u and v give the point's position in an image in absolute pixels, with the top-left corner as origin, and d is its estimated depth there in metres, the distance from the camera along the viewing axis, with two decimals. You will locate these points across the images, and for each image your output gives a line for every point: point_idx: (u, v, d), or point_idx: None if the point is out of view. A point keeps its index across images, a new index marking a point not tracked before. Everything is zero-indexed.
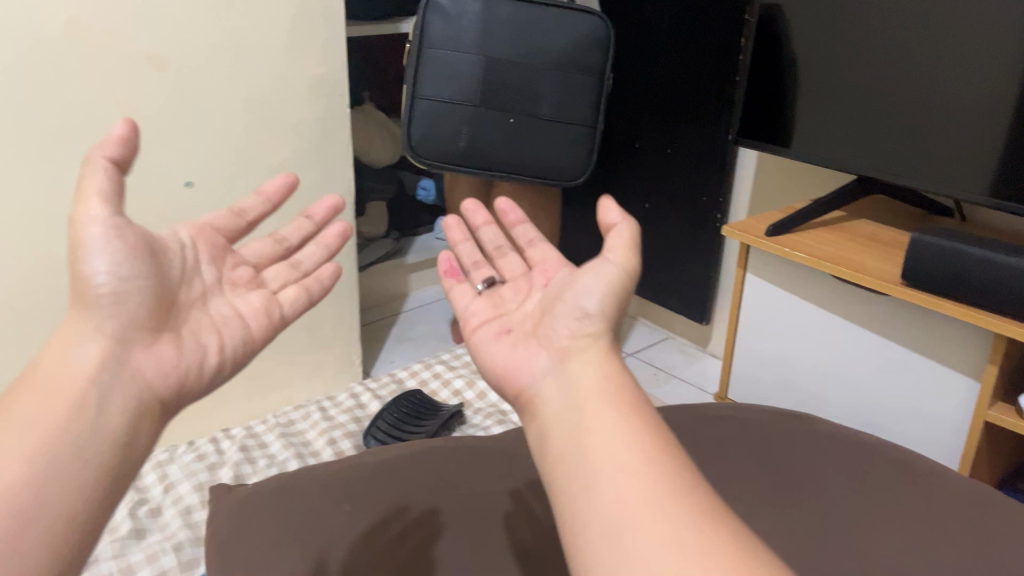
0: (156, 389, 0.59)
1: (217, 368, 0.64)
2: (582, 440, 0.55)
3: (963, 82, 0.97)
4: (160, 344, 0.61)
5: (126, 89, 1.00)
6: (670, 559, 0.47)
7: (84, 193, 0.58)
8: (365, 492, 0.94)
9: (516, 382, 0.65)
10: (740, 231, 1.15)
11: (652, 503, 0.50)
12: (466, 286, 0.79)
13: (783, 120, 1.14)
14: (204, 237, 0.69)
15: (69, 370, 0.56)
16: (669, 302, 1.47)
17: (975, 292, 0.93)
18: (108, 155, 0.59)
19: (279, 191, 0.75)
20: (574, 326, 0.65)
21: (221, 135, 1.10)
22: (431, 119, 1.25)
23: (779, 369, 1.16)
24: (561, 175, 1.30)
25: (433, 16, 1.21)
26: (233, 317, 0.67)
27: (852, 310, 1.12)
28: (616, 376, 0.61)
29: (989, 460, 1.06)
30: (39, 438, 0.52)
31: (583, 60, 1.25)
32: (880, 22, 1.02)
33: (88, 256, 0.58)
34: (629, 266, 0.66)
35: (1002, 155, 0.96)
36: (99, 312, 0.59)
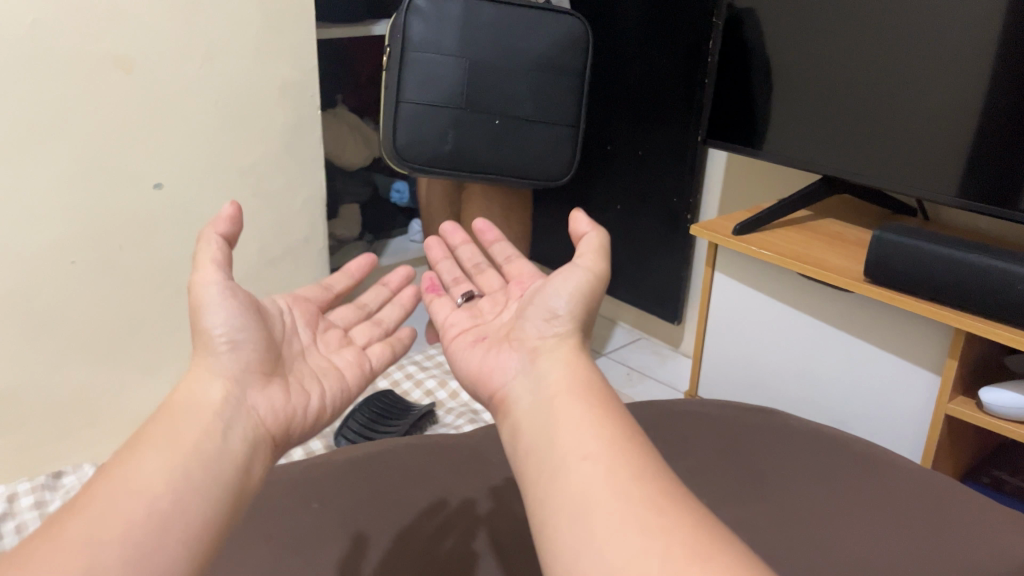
0: (271, 427, 0.55)
1: (318, 417, 0.60)
2: (548, 434, 0.49)
3: (939, 83, 0.90)
4: (272, 386, 0.57)
5: (95, 88, 0.94)
6: (611, 483, 0.44)
7: (200, 263, 0.58)
8: (345, 491, 0.77)
9: (487, 388, 0.58)
10: (708, 230, 1.05)
11: (615, 490, 0.44)
12: (444, 299, 0.70)
13: (749, 117, 1.10)
14: (299, 305, 0.66)
15: (198, 403, 0.53)
16: (643, 302, 1.48)
17: (988, 302, 0.81)
18: (220, 232, 0.59)
19: (363, 266, 0.73)
20: (541, 327, 0.57)
21: (189, 137, 1.04)
22: (418, 125, 1.14)
23: (747, 368, 1.11)
24: (546, 174, 1.21)
25: (413, 17, 1.09)
26: (330, 368, 0.63)
27: (827, 309, 0.99)
28: (585, 371, 0.54)
29: (988, 462, 0.98)
30: (165, 479, 0.47)
31: (560, 59, 1.16)
32: (839, 17, 0.97)
33: (205, 312, 0.56)
34: (599, 270, 0.58)
35: (973, 157, 0.88)
36: (221, 359, 0.56)
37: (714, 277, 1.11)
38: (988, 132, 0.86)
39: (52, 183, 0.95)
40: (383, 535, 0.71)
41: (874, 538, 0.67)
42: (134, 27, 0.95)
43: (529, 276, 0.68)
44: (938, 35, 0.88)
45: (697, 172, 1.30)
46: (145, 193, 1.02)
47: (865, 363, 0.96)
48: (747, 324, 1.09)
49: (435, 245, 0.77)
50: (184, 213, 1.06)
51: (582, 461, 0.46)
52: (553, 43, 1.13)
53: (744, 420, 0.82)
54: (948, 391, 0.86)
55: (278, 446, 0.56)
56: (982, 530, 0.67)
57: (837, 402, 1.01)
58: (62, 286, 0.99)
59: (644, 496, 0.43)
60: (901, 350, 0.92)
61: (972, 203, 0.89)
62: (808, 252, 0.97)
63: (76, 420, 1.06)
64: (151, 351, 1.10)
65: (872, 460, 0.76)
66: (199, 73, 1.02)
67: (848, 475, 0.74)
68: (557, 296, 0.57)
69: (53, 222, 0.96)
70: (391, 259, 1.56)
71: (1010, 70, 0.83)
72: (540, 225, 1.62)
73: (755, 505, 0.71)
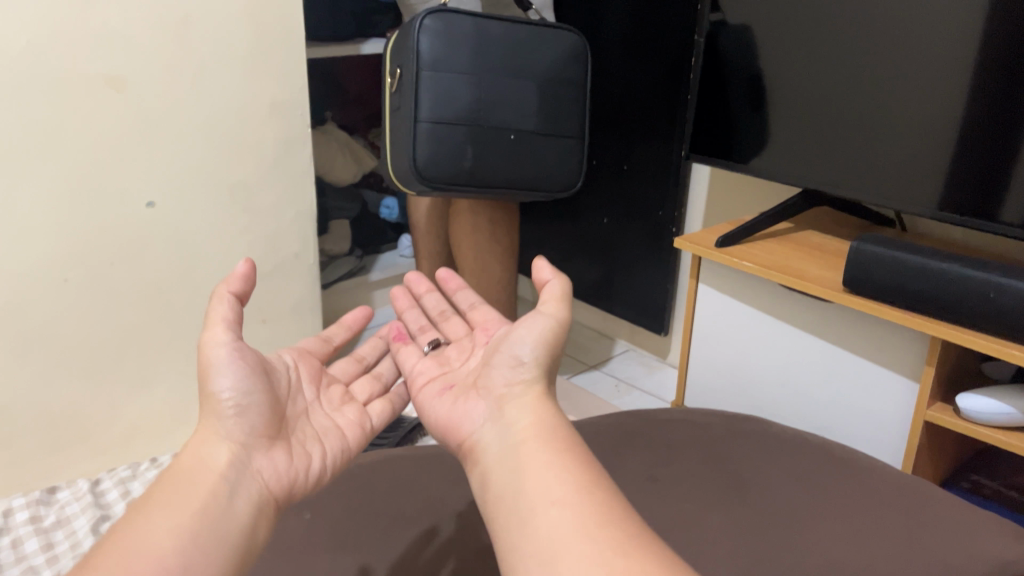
0: (274, 490, 0.57)
1: (322, 477, 0.61)
2: (518, 479, 0.51)
3: (921, 101, 0.92)
4: (276, 450, 0.58)
5: (86, 109, 0.96)
6: (581, 528, 0.46)
7: (210, 323, 0.60)
8: (333, 506, 0.77)
9: (457, 435, 0.59)
10: (691, 242, 1.08)
11: (582, 533, 0.46)
12: (412, 349, 0.72)
13: (731, 134, 1.12)
14: (305, 361, 0.68)
15: (204, 468, 0.54)
16: (630, 312, 1.50)
17: (979, 317, 0.83)
18: (232, 291, 0.61)
19: (359, 319, 0.76)
20: (507, 374, 0.58)
21: (179, 156, 1.05)
22: (439, 144, 1.11)
23: (731, 376, 1.13)
24: (558, 185, 1.22)
25: (425, 36, 1.08)
26: (332, 427, 0.64)
27: (806, 317, 1.02)
28: (553, 418, 0.56)
29: (966, 468, 1.00)
30: (172, 540, 0.49)
31: (565, 73, 1.18)
32: (820, 33, 1.00)
33: (215, 375, 0.58)
34: (562, 316, 0.59)
35: (954, 173, 0.90)
36: (228, 423, 0.57)
37: (698, 288, 1.13)
38: (970, 147, 0.88)
39: (46, 205, 0.96)
40: (372, 542, 0.73)
41: (852, 538, 0.68)
42: (126, 50, 0.97)
43: (494, 322, 0.70)
44: (917, 51, 0.91)
45: (681, 185, 1.33)
46: (135, 211, 1.04)
47: (846, 371, 0.99)
48: (731, 334, 1.11)
49: (401, 295, 0.80)
50: (179, 230, 1.08)
51: (550, 507, 0.48)
52: (557, 56, 1.16)
53: (724, 428, 0.84)
54: (927, 397, 0.88)
55: (283, 507, 0.57)
56: (956, 532, 0.69)
57: (820, 410, 1.03)
58: (57, 304, 1.01)
59: (611, 542, 0.45)
60: (880, 356, 0.95)
61: (960, 216, 0.91)
62: (790, 264, 1.00)
63: (72, 436, 1.07)
64: (145, 367, 1.11)
65: (851, 465, 0.78)
66: (191, 94, 1.04)
67: (827, 480, 0.76)
68: (521, 343, 0.58)
69: (49, 240, 0.98)
70: (382, 273, 1.58)
71: (990, 86, 0.86)
72: (529, 238, 1.65)
73: (737, 508, 0.73)
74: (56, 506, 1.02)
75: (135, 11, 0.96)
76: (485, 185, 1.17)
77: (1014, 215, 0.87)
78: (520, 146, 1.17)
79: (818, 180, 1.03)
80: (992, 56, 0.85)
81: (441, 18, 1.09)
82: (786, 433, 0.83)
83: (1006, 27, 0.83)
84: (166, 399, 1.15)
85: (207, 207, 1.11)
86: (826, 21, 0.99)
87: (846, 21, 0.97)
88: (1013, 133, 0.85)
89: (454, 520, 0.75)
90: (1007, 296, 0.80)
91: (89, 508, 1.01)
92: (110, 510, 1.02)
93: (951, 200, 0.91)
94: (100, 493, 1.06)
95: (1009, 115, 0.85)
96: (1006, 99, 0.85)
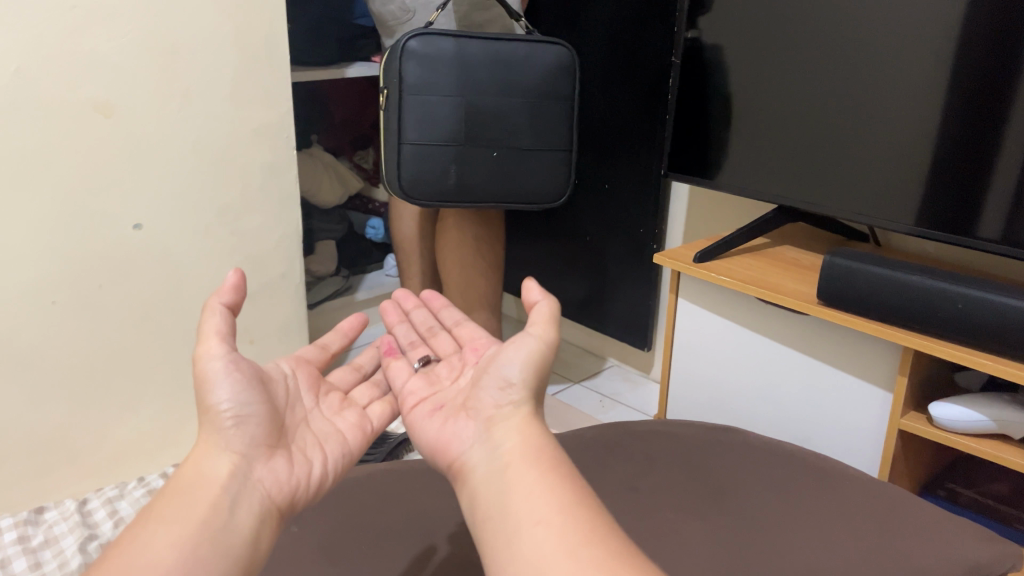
0: (276, 499, 0.58)
1: (324, 482, 0.62)
2: (506, 497, 0.52)
3: (894, 121, 0.95)
4: (276, 459, 0.59)
5: (74, 135, 0.97)
6: (568, 544, 0.48)
7: (204, 336, 0.60)
8: (320, 520, 0.78)
9: (446, 457, 0.60)
10: (670, 259, 1.10)
11: (568, 550, 0.47)
12: (402, 362, 0.73)
13: (711, 153, 1.15)
14: (303, 369, 0.70)
15: (205, 480, 0.56)
16: (613, 329, 1.51)
17: (961, 330, 0.84)
18: (223, 302, 0.62)
19: (356, 326, 0.77)
20: (496, 396, 0.59)
21: (167, 180, 1.07)
22: (421, 163, 1.15)
23: (711, 390, 1.14)
24: (546, 197, 1.23)
25: (407, 60, 1.11)
26: (333, 432, 0.66)
27: (783, 330, 1.04)
28: (542, 439, 0.57)
29: (943, 476, 1.02)
30: (166, 557, 0.50)
31: (553, 87, 1.18)
32: (795, 54, 1.03)
33: (211, 387, 0.59)
34: (550, 339, 0.60)
35: (929, 190, 0.93)
36: (228, 434, 0.58)
37: (678, 304, 1.15)
38: (943, 165, 0.91)
39: (33, 229, 0.97)
40: (358, 556, 0.74)
41: (826, 545, 0.70)
42: (114, 76, 0.98)
43: (482, 339, 0.71)
44: (890, 72, 0.94)
45: (661, 203, 1.35)
46: (123, 235, 1.05)
47: (824, 382, 1.01)
48: (711, 348, 1.13)
49: (389, 312, 0.81)
50: (167, 253, 1.10)
51: (536, 525, 0.49)
52: (543, 71, 1.15)
53: (704, 440, 0.86)
54: (901, 407, 0.90)
55: (286, 516, 0.59)
56: (928, 538, 0.71)
57: (799, 421, 1.05)
58: (44, 327, 1.02)
59: (594, 559, 0.47)
60: (855, 367, 0.97)
61: (936, 232, 0.93)
62: (769, 278, 1.02)
63: (60, 458, 1.08)
64: (132, 388, 1.12)
65: (828, 474, 0.80)
66: (178, 118, 1.06)
67: (805, 488, 0.78)
68: (509, 365, 0.60)
69: (35, 263, 0.99)
70: (368, 293, 1.59)
71: (960, 107, 0.89)
72: (514, 257, 1.66)
73: (716, 517, 0.74)
74: (44, 526, 1.03)
75: (123, 39, 0.98)
76: (471, 200, 1.20)
77: (991, 229, 0.90)
78: (505, 163, 1.19)
79: (796, 194, 1.06)
80: (962, 77, 0.88)
81: (423, 42, 1.11)
82: (763, 443, 0.85)
83: (974, 50, 0.87)
84: (154, 419, 1.16)
85: (195, 229, 1.12)
86: (801, 43, 1.02)
87: (819, 44, 1.00)
88: (988, 150, 0.88)
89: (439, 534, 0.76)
90: (984, 310, 0.82)
91: (78, 528, 1.02)
92: (98, 530, 1.03)
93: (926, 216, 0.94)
94: (88, 513, 1.06)
95: (983, 133, 0.87)
96: (979, 118, 0.87)
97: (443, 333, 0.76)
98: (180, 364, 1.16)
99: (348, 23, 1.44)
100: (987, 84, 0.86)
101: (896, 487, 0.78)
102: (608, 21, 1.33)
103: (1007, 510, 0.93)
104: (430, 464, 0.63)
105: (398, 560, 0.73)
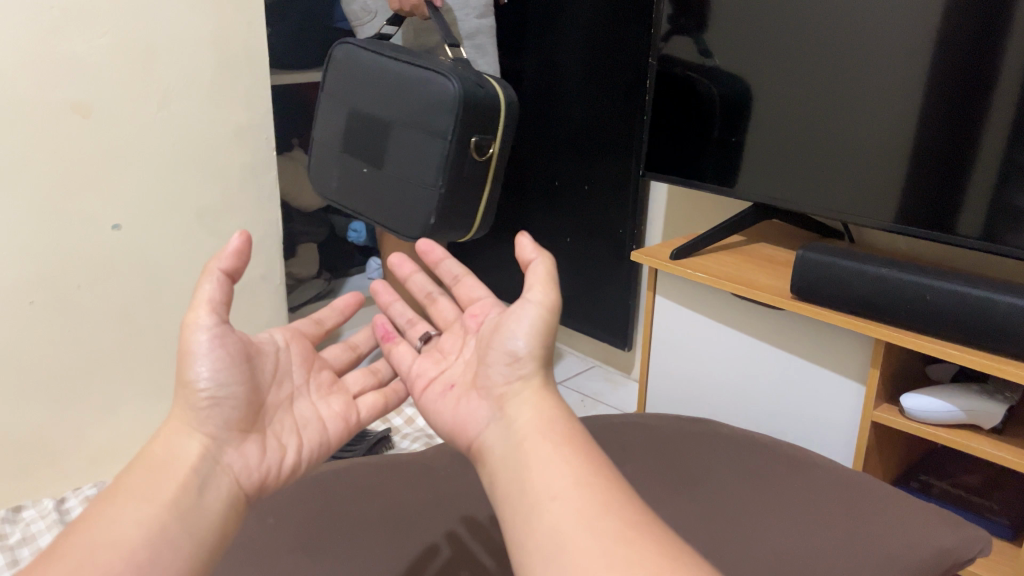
0: (243, 485, 0.59)
1: (293, 471, 0.63)
2: (525, 475, 0.53)
3: (870, 118, 0.96)
4: (248, 444, 0.61)
5: (52, 133, 0.98)
6: (585, 517, 0.48)
7: (196, 303, 0.60)
8: (299, 510, 0.79)
9: (466, 436, 0.61)
10: (646, 255, 1.11)
11: (586, 523, 0.48)
12: (405, 346, 0.74)
13: (686, 153, 1.16)
14: (297, 342, 0.70)
15: (176, 460, 0.56)
16: (593, 329, 1.52)
17: (944, 322, 0.84)
18: (222, 267, 0.61)
19: (351, 303, 0.77)
20: (505, 372, 0.60)
21: (146, 179, 1.07)
22: (319, 160, 1.24)
23: (688, 385, 1.16)
24: (401, 230, 1.14)
25: (329, 64, 1.20)
26: (314, 419, 0.66)
27: (757, 325, 1.05)
28: (555, 410, 0.58)
29: (914, 467, 1.04)
30: (139, 539, 0.50)
31: (425, 118, 1.09)
32: (771, 54, 1.04)
33: (193, 362, 0.59)
34: (551, 302, 0.61)
35: (906, 186, 0.95)
36: (201, 415, 0.59)
37: (655, 300, 1.16)
38: (922, 163, 0.93)
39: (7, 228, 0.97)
40: (337, 546, 0.74)
41: (799, 530, 0.71)
42: (92, 75, 0.99)
43: (482, 302, 0.71)
44: (864, 71, 0.96)
45: (639, 203, 1.36)
46: (102, 234, 1.05)
47: (798, 375, 1.02)
48: (688, 344, 1.14)
49: (382, 289, 0.80)
50: (144, 253, 1.10)
51: (552, 501, 0.50)
52: (413, 98, 1.09)
53: (678, 431, 0.87)
54: (874, 399, 0.91)
55: (251, 501, 0.60)
56: (900, 521, 0.72)
57: (775, 414, 1.06)
58: (19, 327, 1.01)
59: (611, 529, 0.47)
60: (829, 359, 0.98)
61: (914, 225, 0.95)
62: (744, 275, 1.03)
63: (35, 458, 1.07)
64: (111, 387, 1.12)
65: (798, 462, 0.81)
66: (155, 118, 1.06)
67: (780, 477, 0.79)
68: (516, 338, 0.60)
69: (8, 263, 0.98)
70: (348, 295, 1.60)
71: (939, 101, 0.90)
72: (495, 259, 1.67)
73: (688, 504, 0.75)
74: (21, 525, 1.02)
75: (100, 38, 0.99)
76: (355, 210, 1.21)
77: (970, 226, 0.91)
78: (375, 183, 1.16)
79: (779, 198, 1.07)
80: (937, 77, 0.90)
81: (341, 50, 1.18)
82: (735, 434, 0.86)
83: (948, 49, 0.88)
84: (134, 420, 1.16)
85: (174, 229, 1.12)
86: (776, 42, 1.03)
87: (795, 42, 1.01)
88: (966, 149, 0.89)
89: (419, 526, 0.77)
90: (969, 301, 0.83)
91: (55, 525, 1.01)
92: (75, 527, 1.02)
93: (906, 210, 0.95)
94: (65, 511, 1.06)
95: (961, 132, 0.89)
96: (955, 117, 0.89)
97: (441, 299, 0.75)
98: (160, 363, 1.16)
99: (327, 28, 1.44)
100: (963, 83, 0.88)
101: (867, 477, 0.79)
102: (585, 27, 1.35)
103: (978, 499, 0.94)
104: (451, 444, 0.64)
105: (381, 550, 0.73)
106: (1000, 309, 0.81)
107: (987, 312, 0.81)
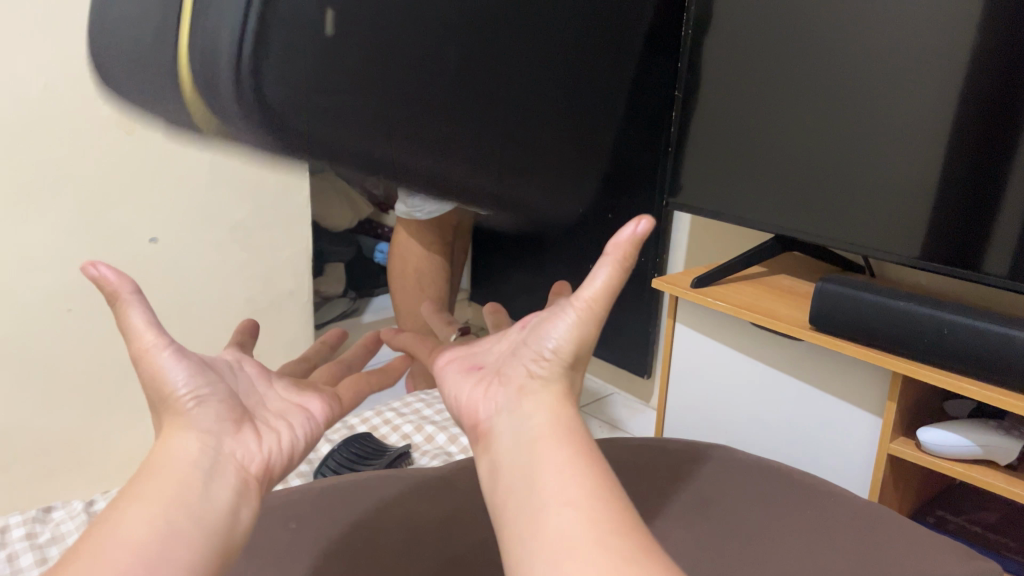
0: (250, 471, 0.60)
1: (291, 455, 0.66)
2: (529, 472, 0.54)
3: (891, 153, 0.99)
4: (244, 434, 0.62)
5: (96, 146, 1.02)
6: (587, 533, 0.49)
7: (132, 333, 0.59)
8: (319, 517, 0.81)
9: (474, 417, 0.64)
10: (668, 283, 1.13)
11: (590, 538, 0.49)
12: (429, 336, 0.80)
13: (710, 184, 1.20)
14: (246, 357, 0.73)
15: (177, 458, 0.57)
16: (614, 355, 1.54)
17: (944, 354, 0.86)
18: (125, 291, 0.59)
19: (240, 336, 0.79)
20: (530, 365, 0.60)
21: (183, 193, 1.11)
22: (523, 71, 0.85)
23: (708, 413, 1.17)
24: None
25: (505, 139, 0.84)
26: (291, 408, 0.69)
27: (777, 354, 1.06)
28: (571, 417, 0.58)
29: (930, 502, 1.03)
30: (156, 534, 0.50)
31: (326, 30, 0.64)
32: (798, 89, 1.07)
33: (165, 374, 0.60)
34: (598, 312, 0.58)
35: (927, 221, 0.97)
36: (193, 414, 0.59)
37: (676, 327, 1.18)
38: (949, 202, 0.94)
39: (48, 236, 1.01)
40: (354, 554, 0.76)
41: (809, 552, 0.72)
42: None
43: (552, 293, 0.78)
44: (886, 107, 0.98)
45: (663, 232, 1.38)
46: (139, 245, 1.09)
47: (816, 404, 1.03)
48: (709, 371, 1.15)
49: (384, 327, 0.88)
50: (178, 266, 1.14)
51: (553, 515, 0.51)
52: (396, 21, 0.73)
53: (693, 456, 0.89)
54: (890, 431, 0.92)
55: None
56: (910, 547, 0.74)
57: (792, 445, 1.07)
58: (56, 333, 1.05)
59: (612, 548, 0.48)
60: (847, 390, 0.99)
61: (935, 262, 0.96)
62: (762, 304, 1.05)
63: (64, 461, 1.11)
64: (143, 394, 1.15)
65: (811, 491, 0.82)
66: None
67: (792, 503, 0.80)
68: (548, 339, 0.60)
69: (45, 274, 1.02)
70: (374, 315, 1.62)
71: (965, 139, 0.91)
72: (520, 284, 1.70)
73: (700, 528, 0.76)
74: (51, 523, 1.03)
75: None
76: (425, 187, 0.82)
77: (998, 266, 0.92)
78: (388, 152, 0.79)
79: (802, 230, 1.09)
80: (965, 116, 0.91)
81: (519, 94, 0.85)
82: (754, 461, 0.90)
83: (975, 92, 0.90)
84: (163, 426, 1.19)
85: (206, 243, 1.16)
86: (807, 76, 1.06)
87: (823, 77, 1.04)
88: (991, 186, 0.90)
89: (438, 540, 0.78)
90: (972, 335, 0.84)
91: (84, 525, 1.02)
92: None
93: (929, 245, 0.97)
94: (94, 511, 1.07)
95: (989, 168, 0.90)
96: (983, 157, 0.90)
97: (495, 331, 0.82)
98: None
99: None
100: (991, 121, 0.89)
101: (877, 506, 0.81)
102: None
103: (993, 537, 0.94)
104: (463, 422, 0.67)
105: (396, 561, 0.75)
106: (994, 346, 0.82)
107: (993, 347, 0.83)
